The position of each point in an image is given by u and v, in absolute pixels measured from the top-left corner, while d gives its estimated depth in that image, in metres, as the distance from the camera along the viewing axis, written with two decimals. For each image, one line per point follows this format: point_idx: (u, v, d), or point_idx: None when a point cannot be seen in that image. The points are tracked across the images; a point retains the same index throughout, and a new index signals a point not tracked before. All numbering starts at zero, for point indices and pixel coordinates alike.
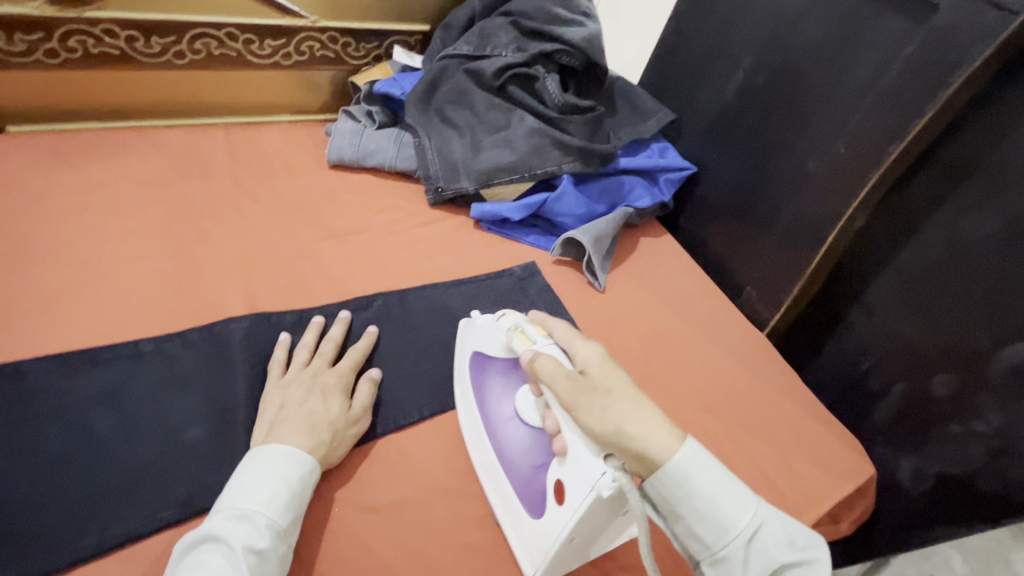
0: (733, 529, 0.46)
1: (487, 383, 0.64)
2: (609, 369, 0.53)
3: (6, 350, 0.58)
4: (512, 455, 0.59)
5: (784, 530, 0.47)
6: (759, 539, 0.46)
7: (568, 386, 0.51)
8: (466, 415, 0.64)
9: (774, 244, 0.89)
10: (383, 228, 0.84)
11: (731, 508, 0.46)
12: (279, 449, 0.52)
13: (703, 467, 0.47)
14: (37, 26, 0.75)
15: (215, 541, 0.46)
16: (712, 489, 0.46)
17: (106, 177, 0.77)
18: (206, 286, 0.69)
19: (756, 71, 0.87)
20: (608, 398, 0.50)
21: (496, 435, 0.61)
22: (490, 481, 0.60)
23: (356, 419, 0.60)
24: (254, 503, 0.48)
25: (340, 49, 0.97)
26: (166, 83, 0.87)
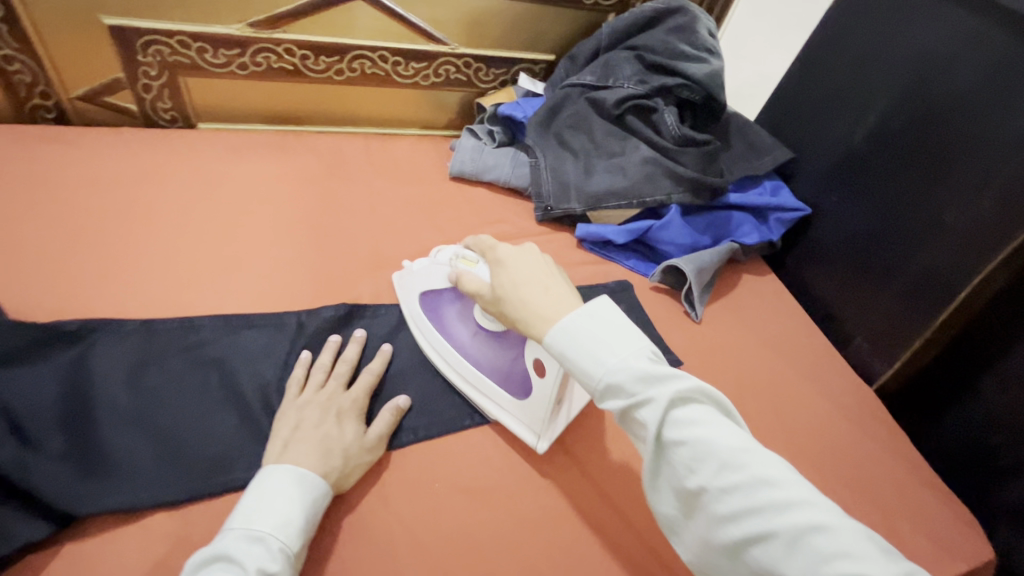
0: (585, 376, 0.48)
1: (444, 314, 0.71)
2: (509, 271, 0.57)
3: (189, 306, 0.70)
4: (491, 358, 0.67)
5: (642, 366, 0.46)
6: (609, 381, 0.46)
7: (491, 304, 0.58)
8: (433, 347, 0.70)
9: (894, 296, 0.84)
10: (493, 238, 0.90)
11: (600, 352, 0.48)
12: (292, 472, 0.52)
13: (584, 320, 0.49)
14: (236, 44, 0.90)
15: (227, 562, 0.45)
16: (564, 341, 0.49)
17: (271, 171, 0.89)
18: (340, 273, 0.78)
19: (890, 117, 0.84)
20: (505, 305, 0.56)
21: (469, 352, 0.68)
22: (474, 390, 0.68)
23: (370, 446, 0.59)
24: (268, 526, 0.48)
25: (472, 73, 1.06)
26: (323, 96, 1.00)
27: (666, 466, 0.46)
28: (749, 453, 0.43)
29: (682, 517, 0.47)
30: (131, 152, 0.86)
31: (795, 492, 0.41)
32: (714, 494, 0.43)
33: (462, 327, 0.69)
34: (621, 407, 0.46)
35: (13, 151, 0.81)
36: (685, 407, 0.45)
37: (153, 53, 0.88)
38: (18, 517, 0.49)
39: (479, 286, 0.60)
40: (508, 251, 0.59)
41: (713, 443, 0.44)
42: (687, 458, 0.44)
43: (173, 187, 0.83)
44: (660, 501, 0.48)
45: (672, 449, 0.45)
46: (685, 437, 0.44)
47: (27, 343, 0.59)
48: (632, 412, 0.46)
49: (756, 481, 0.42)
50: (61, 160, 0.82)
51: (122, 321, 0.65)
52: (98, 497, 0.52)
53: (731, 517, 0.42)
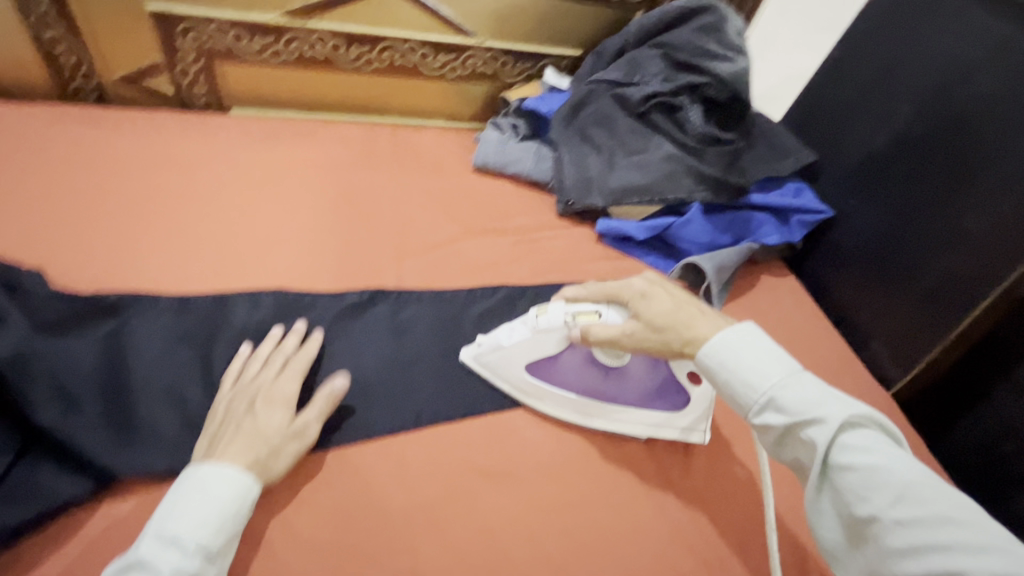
0: (752, 393, 0.51)
1: (556, 371, 0.67)
2: (655, 299, 0.60)
3: (221, 284, 0.72)
4: (627, 388, 0.67)
5: (806, 386, 0.50)
6: (780, 398, 0.50)
7: (645, 339, 0.59)
8: (558, 406, 0.68)
9: (913, 301, 0.84)
10: (514, 230, 0.91)
11: (762, 368, 0.51)
12: (210, 470, 0.50)
13: (742, 339, 0.54)
14: (271, 32, 0.92)
15: (141, 571, 0.44)
16: (735, 361, 0.53)
17: (300, 157, 0.91)
18: (365, 259, 0.80)
19: (917, 119, 0.84)
20: (667, 331, 0.58)
21: (602, 393, 0.67)
22: (620, 423, 0.67)
23: (300, 432, 0.57)
24: (183, 527, 0.47)
25: (498, 67, 1.07)
26: (352, 85, 1.02)
27: (833, 491, 0.48)
28: (928, 490, 0.44)
29: (848, 547, 0.47)
30: (167, 135, 0.89)
31: (986, 538, 0.40)
32: (887, 525, 0.44)
33: (580, 374, 0.67)
34: (783, 423, 0.49)
35: (56, 129, 0.84)
36: (854, 434, 0.48)
37: (191, 39, 0.91)
38: (59, 474, 0.52)
39: (621, 328, 0.60)
40: (642, 284, 0.62)
41: (889, 473, 0.45)
42: (855, 483, 0.46)
43: (206, 169, 0.85)
44: (823, 528, 0.49)
45: (840, 474, 0.47)
46: (855, 462, 0.46)
47: (67, 313, 0.62)
48: (797, 430, 0.49)
49: (938, 518, 0.42)
50: (100, 140, 0.85)
51: (157, 297, 0.67)
52: (132, 460, 0.54)
53: (906, 552, 0.42)
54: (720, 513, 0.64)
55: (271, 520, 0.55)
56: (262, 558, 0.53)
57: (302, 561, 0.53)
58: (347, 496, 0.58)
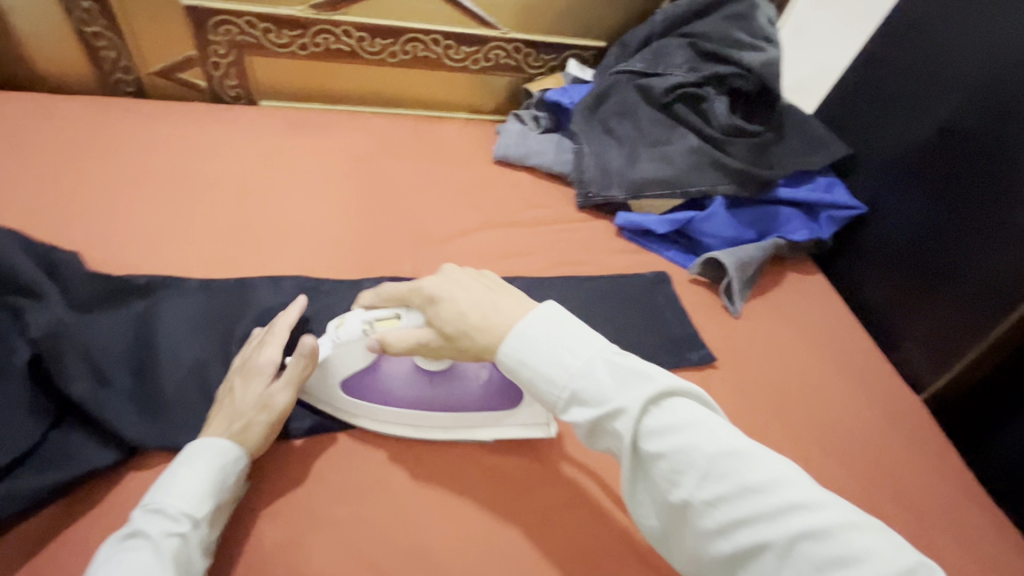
0: (555, 392, 0.47)
1: (376, 384, 0.61)
2: (447, 299, 0.52)
3: (244, 269, 0.75)
4: (459, 393, 0.61)
5: (607, 371, 0.46)
6: (581, 396, 0.46)
7: (438, 347, 0.53)
8: (398, 421, 0.62)
9: (950, 302, 0.80)
10: (533, 222, 0.91)
11: (561, 359, 0.47)
12: (194, 444, 0.52)
13: (539, 325, 0.48)
14: (298, 25, 0.94)
15: (134, 538, 0.46)
16: (532, 356, 0.47)
17: (324, 148, 0.93)
18: (383, 247, 0.82)
19: (961, 114, 0.79)
20: (462, 336, 0.51)
21: (432, 401, 0.61)
22: (464, 430, 0.62)
23: (269, 403, 0.56)
24: (169, 496, 0.49)
25: (521, 59, 1.06)
26: (375, 77, 1.03)
27: (648, 478, 0.45)
28: (733, 459, 0.43)
29: (665, 530, 0.46)
30: (198, 126, 0.92)
31: (786, 496, 0.41)
32: (700, 507, 0.42)
33: (404, 383, 0.61)
34: (590, 415, 0.45)
35: (97, 120, 0.88)
36: (663, 412, 0.45)
37: (222, 33, 0.93)
38: (90, 444, 0.55)
39: (415, 335, 0.53)
40: (433, 281, 0.54)
41: (696, 451, 0.43)
42: (667, 470, 0.43)
43: (234, 159, 0.88)
44: (644, 516, 0.47)
45: (655, 464, 0.44)
46: (664, 447, 0.44)
47: (102, 292, 0.66)
48: (605, 423, 0.45)
49: (744, 488, 0.42)
50: (137, 130, 0.88)
51: (184, 281, 0.70)
52: (158, 434, 0.57)
53: (719, 530, 0.42)
54: None
55: (285, 495, 0.57)
56: (275, 533, 0.54)
57: (312, 538, 0.54)
58: (358, 478, 0.59)
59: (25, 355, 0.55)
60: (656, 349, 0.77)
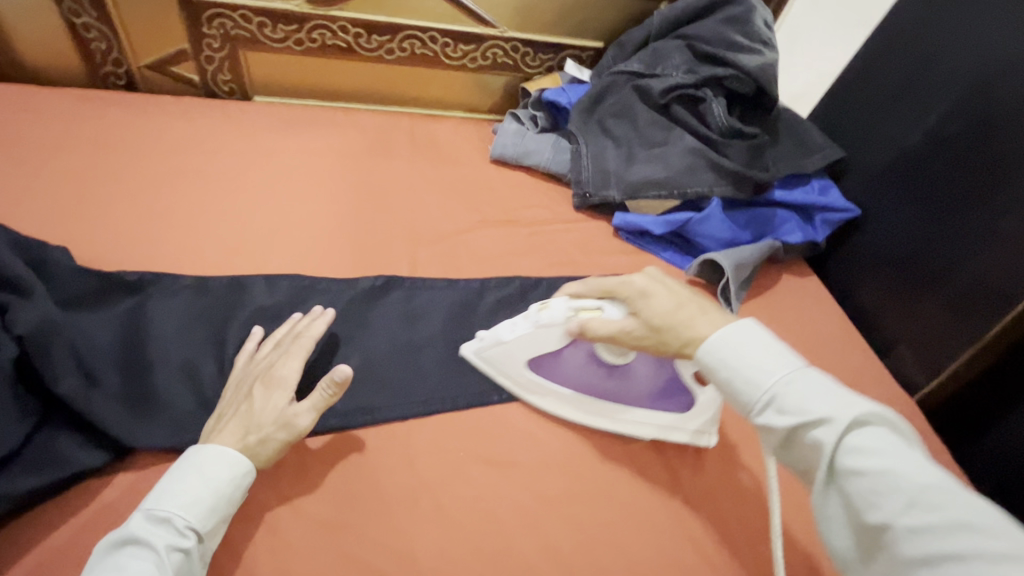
0: (754, 389, 0.48)
1: (557, 368, 0.67)
2: (655, 295, 0.57)
3: (238, 267, 0.73)
4: (633, 387, 0.66)
5: (807, 381, 0.47)
6: (782, 397, 0.47)
7: (641, 337, 0.58)
8: (571, 406, 0.66)
9: (944, 304, 0.81)
10: (531, 222, 0.90)
11: (763, 363, 0.49)
12: (205, 452, 0.52)
13: (741, 334, 0.51)
14: (294, 20, 0.93)
15: (134, 545, 0.46)
16: (733, 355, 0.50)
17: (319, 144, 0.92)
18: (380, 246, 0.81)
19: (955, 117, 0.81)
20: (667, 330, 0.55)
21: (609, 391, 0.66)
22: (625, 423, 0.66)
23: (289, 423, 0.55)
24: (175, 506, 0.49)
25: (519, 58, 1.06)
26: (371, 74, 1.02)
27: (843, 496, 0.44)
28: (941, 494, 0.41)
29: (859, 558, 0.44)
30: (192, 120, 0.90)
31: (1003, 542, 0.38)
32: (902, 533, 0.41)
33: (585, 372, 0.66)
34: (790, 423, 0.46)
35: (86, 113, 0.86)
36: (865, 434, 0.45)
37: (216, 26, 0.92)
38: (77, 444, 0.54)
39: (619, 325, 0.58)
40: (641, 280, 0.59)
41: (902, 476, 0.42)
42: (867, 489, 0.42)
43: (228, 155, 0.87)
44: (833, 536, 0.46)
45: (851, 481, 0.44)
46: (863, 464, 0.43)
47: (90, 289, 0.65)
48: (802, 432, 0.46)
49: (953, 524, 0.39)
50: (128, 124, 0.87)
51: (176, 278, 0.69)
52: (148, 433, 0.56)
53: (924, 562, 0.39)
54: (733, 514, 0.63)
55: (277, 498, 0.56)
56: (270, 536, 0.54)
57: (307, 542, 0.54)
58: (354, 481, 0.58)
59: (13, 352, 0.53)
60: None
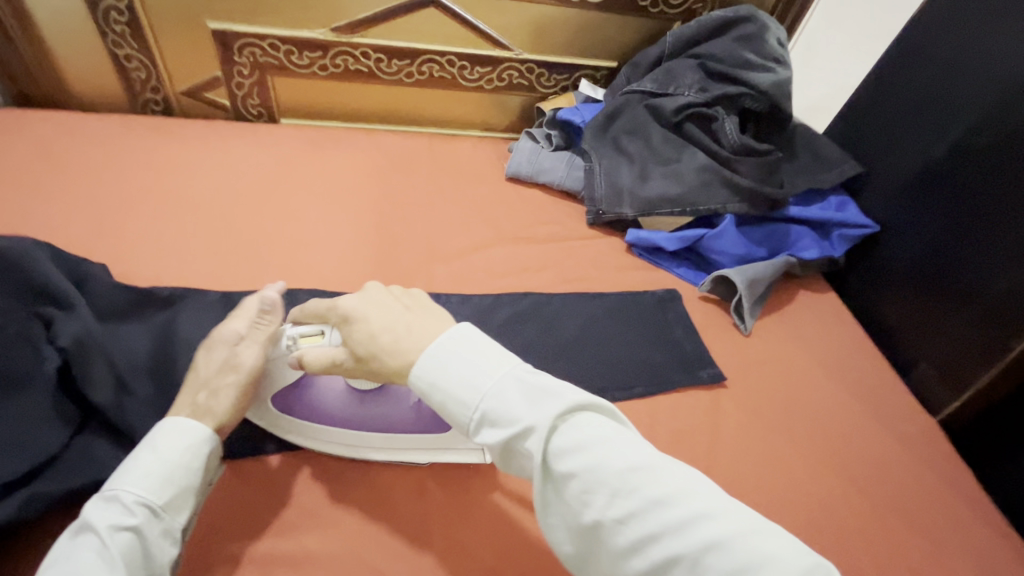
0: (462, 413, 0.45)
1: (307, 402, 0.60)
2: (360, 319, 0.51)
3: (264, 283, 0.77)
4: (385, 415, 0.60)
5: (515, 392, 0.44)
6: (491, 418, 0.44)
7: (351, 368, 0.52)
8: (327, 440, 0.61)
9: (967, 322, 0.79)
10: (544, 238, 0.92)
11: (469, 378, 0.45)
12: (154, 430, 0.51)
13: (451, 346, 0.47)
14: (320, 47, 0.98)
15: (84, 528, 0.46)
16: (435, 379, 0.46)
17: (341, 164, 0.96)
18: (397, 261, 0.83)
19: (976, 133, 0.80)
20: (371, 360, 0.50)
21: (362, 420, 0.60)
22: (390, 452, 0.62)
23: (238, 367, 0.56)
24: (122, 484, 0.48)
25: (534, 79, 1.09)
26: (392, 96, 1.06)
27: (560, 498, 0.42)
28: (641, 473, 0.41)
29: (583, 556, 0.43)
30: (222, 143, 0.95)
31: (693, 506, 0.39)
32: (611, 526, 0.40)
33: (336, 404, 0.60)
34: (502, 437, 0.43)
35: (127, 137, 0.92)
36: (574, 423, 0.43)
37: (246, 55, 0.97)
38: (112, 451, 0.57)
39: (329, 355, 0.53)
40: (348, 300, 0.53)
41: (605, 466, 0.41)
42: (578, 489, 0.41)
43: (254, 175, 0.91)
44: (559, 542, 0.43)
45: (566, 483, 0.42)
46: (574, 463, 0.41)
47: (127, 302, 0.68)
48: (516, 443, 0.43)
49: (651, 502, 0.40)
50: (165, 147, 0.92)
51: (205, 293, 0.72)
52: None
53: (632, 549, 0.39)
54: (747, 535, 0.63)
55: (297, 506, 0.58)
56: (290, 542, 0.55)
57: (326, 549, 0.56)
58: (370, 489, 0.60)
59: (55, 363, 0.56)
60: (666, 366, 0.77)
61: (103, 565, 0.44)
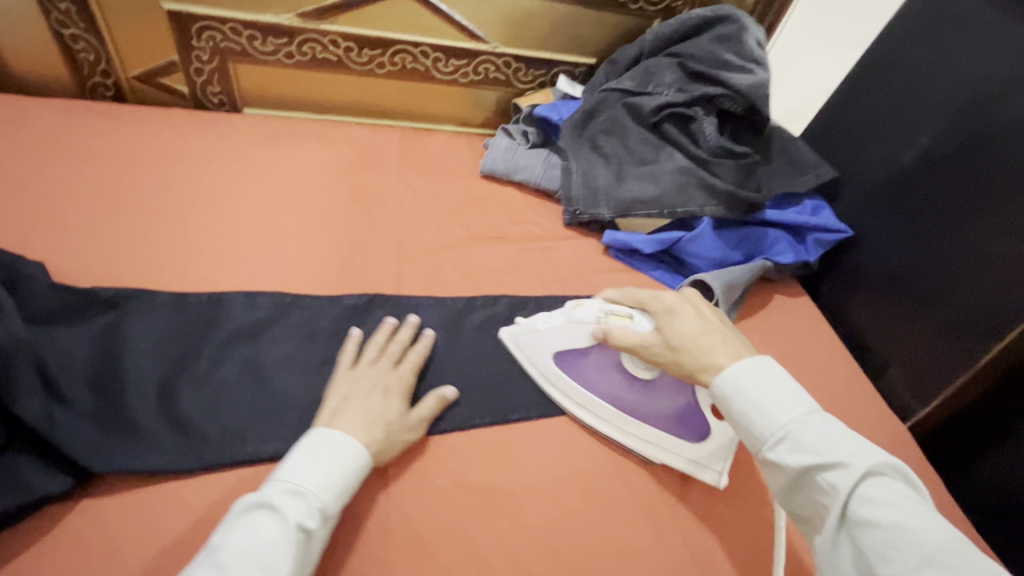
0: (765, 425, 0.51)
1: (583, 368, 0.70)
2: (680, 318, 0.61)
3: (219, 283, 0.72)
4: (650, 406, 0.68)
5: (821, 428, 0.50)
6: (793, 437, 0.50)
7: (658, 354, 0.61)
8: (591, 409, 0.68)
9: (934, 328, 0.80)
10: (519, 239, 0.89)
11: (775, 402, 0.52)
12: (341, 438, 0.54)
13: (761, 373, 0.54)
14: (285, 34, 0.93)
15: (268, 510, 0.48)
16: (748, 388, 0.53)
17: (307, 158, 0.91)
18: (366, 261, 0.80)
19: (946, 140, 0.80)
20: (685, 354, 0.59)
21: (629, 404, 0.68)
22: (637, 440, 0.67)
23: (411, 426, 0.61)
24: (312, 484, 0.51)
25: (511, 74, 1.06)
26: (362, 87, 1.02)
27: (858, 546, 0.45)
28: (958, 555, 0.41)
29: None
30: (179, 133, 0.90)
31: None
32: None
33: (608, 378, 0.69)
34: (803, 462, 0.48)
35: (72, 124, 0.86)
36: (879, 484, 0.46)
37: (206, 39, 0.92)
38: (39, 469, 0.52)
39: (641, 336, 0.62)
40: (673, 298, 0.63)
41: (916, 533, 0.43)
42: (881, 541, 0.43)
43: (211, 168, 0.86)
44: None
45: (865, 531, 0.44)
46: (880, 516, 0.44)
47: (65, 306, 0.63)
48: (814, 472, 0.48)
49: None
50: (115, 136, 0.86)
51: (154, 293, 0.67)
52: (116, 457, 0.54)
53: None
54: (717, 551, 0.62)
55: None
56: None
57: None
58: None
59: None
60: None
61: (283, 555, 0.45)
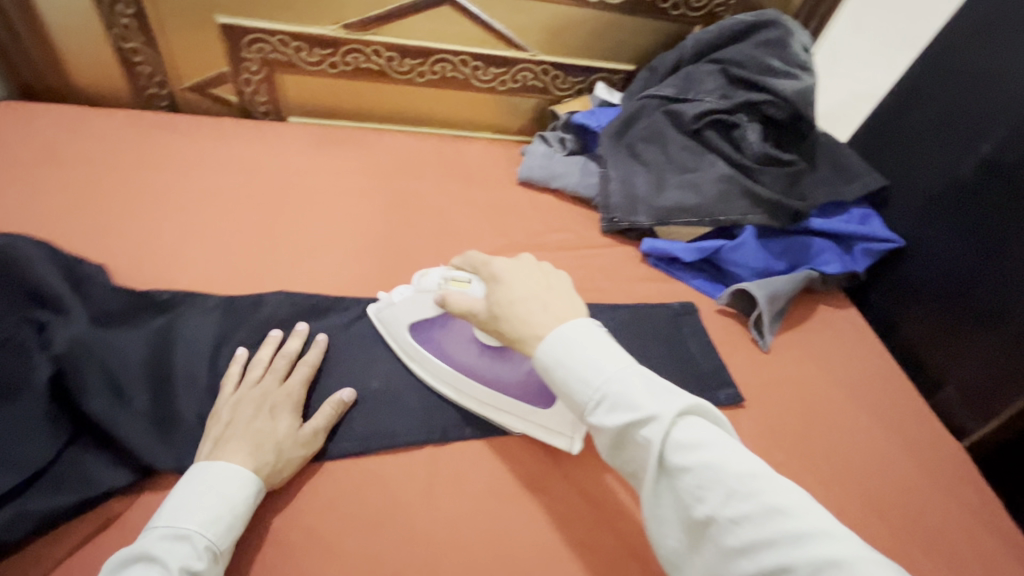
0: (585, 391, 0.48)
1: (438, 339, 0.68)
2: (505, 284, 0.56)
3: (267, 287, 0.74)
4: (506, 374, 0.66)
5: (638, 386, 0.47)
6: (609, 401, 0.46)
7: (485, 323, 0.57)
8: (443, 380, 0.67)
9: (996, 345, 0.76)
10: (556, 246, 0.89)
11: (592, 364, 0.48)
12: (222, 468, 0.52)
13: (580, 334, 0.50)
14: (330, 44, 0.95)
15: (147, 561, 0.45)
16: (563, 353, 0.49)
17: (348, 165, 0.93)
18: (404, 267, 0.81)
19: (1008, 148, 0.76)
20: (504, 320, 0.54)
21: (482, 374, 0.66)
22: (490, 408, 0.66)
23: (306, 441, 0.58)
24: (193, 523, 0.48)
25: (549, 81, 1.06)
26: (403, 95, 1.03)
27: (675, 492, 0.45)
28: (757, 480, 0.43)
29: (688, 549, 0.46)
30: (228, 141, 0.93)
31: (813, 523, 0.40)
32: (723, 524, 0.42)
33: (462, 349, 0.67)
34: (621, 423, 0.46)
35: (130, 134, 0.90)
36: (686, 425, 0.46)
37: (255, 50, 0.95)
38: (104, 464, 0.55)
39: (469, 304, 0.58)
40: (502, 264, 0.59)
41: (721, 467, 0.43)
42: (693, 484, 0.44)
43: (257, 175, 0.88)
44: (664, 534, 0.47)
45: (681, 477, 0.45)
46: (688, 460, 0.44)
47: (125, 307, 0.66)
48: (633, 430, 0.46)
49: (768, 510, 0.41)
50: (169, 144, 0.90)
51: (205, 296, 0.70)
52: (172, 454, 0.56)
53: (744, 551, 0.41)
54: None
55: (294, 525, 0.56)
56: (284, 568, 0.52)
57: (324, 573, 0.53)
58: (373, 510, 0.58)
59: (47, 373, 0.55)
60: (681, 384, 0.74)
61: None
